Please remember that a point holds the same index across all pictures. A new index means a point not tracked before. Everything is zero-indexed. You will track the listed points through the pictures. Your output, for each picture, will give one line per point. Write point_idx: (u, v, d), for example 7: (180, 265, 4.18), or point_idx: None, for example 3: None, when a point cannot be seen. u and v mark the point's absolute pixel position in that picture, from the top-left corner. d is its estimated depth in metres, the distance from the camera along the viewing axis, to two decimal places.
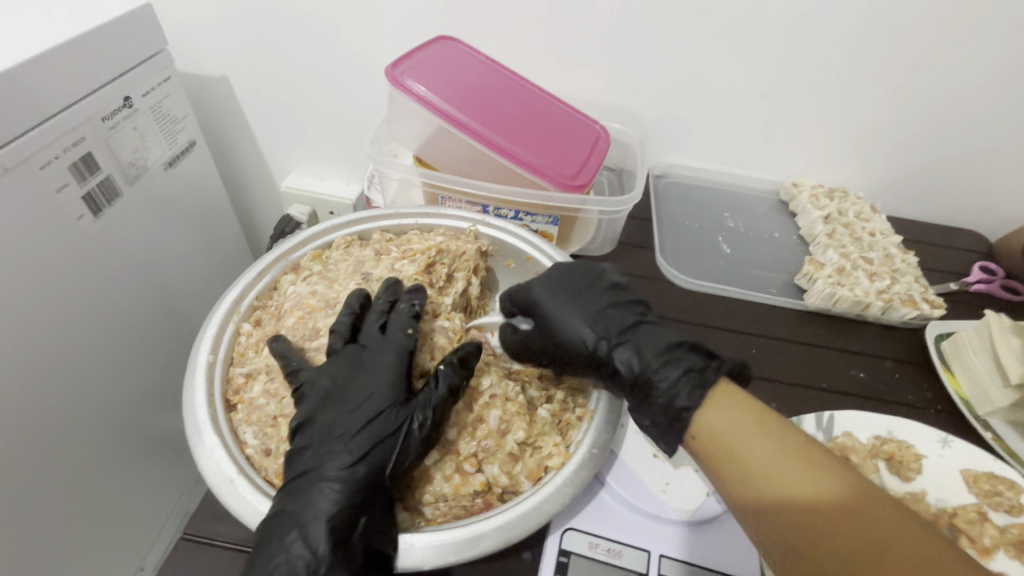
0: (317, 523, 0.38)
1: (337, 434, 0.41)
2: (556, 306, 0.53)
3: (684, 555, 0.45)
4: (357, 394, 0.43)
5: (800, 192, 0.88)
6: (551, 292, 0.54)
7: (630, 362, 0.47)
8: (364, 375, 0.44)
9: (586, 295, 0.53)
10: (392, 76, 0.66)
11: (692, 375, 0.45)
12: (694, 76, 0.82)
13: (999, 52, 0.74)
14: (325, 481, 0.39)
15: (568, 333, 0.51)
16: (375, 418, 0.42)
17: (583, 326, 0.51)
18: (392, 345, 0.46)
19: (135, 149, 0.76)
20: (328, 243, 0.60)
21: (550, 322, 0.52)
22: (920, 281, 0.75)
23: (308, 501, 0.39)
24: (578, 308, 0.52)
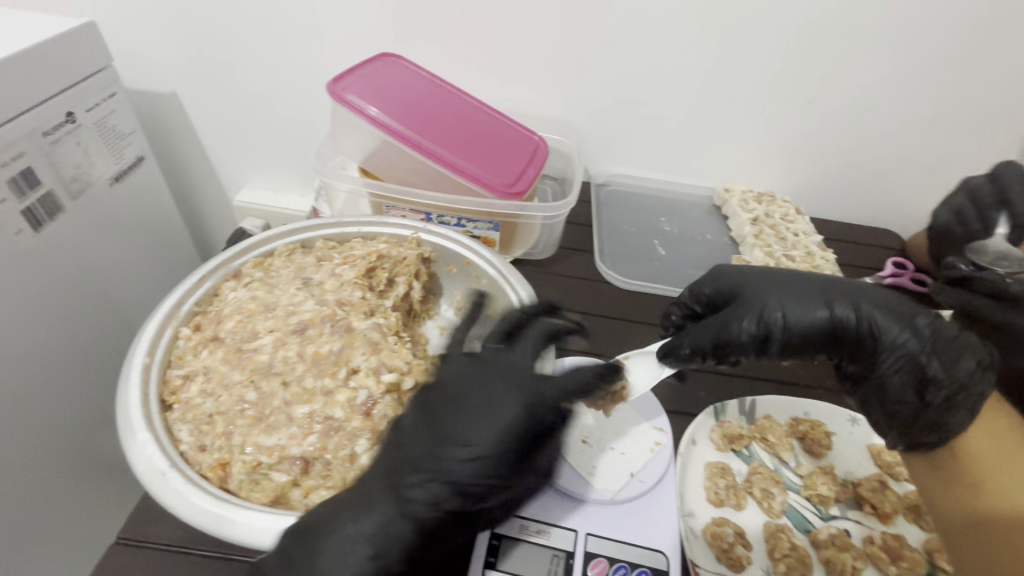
0: (359, 543, 0.39)
1: (422, 458, 0.43)
2: (762, 283, 0.54)
3: (609, 533, 0.48)
4: (481, 399, 0.45)
5: (731, 197, 0.94)
6: (749, 277, 0.55)
7: (887, 334, 0.49)
8: (468, 397, 0.45)
9: (802, 276, 0.55)
10: (334, 91, 0.69)
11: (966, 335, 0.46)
12: (628, 91, 0.88)
13: (893, 68, 0.83)
14: (368, 510, 0.41)
15: (798, 305, 0.51)
16: (437, 441, 0.43)
17: (800, 301, 0.52)
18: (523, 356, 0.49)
19: (78, 164, 0.76)
20: (270, 252, 0.62)
21: (768, 299, 0.52)
22: (837, 276, 0.81)
23: (353, 519, 0.40)
24: (800, 285, 0.53)
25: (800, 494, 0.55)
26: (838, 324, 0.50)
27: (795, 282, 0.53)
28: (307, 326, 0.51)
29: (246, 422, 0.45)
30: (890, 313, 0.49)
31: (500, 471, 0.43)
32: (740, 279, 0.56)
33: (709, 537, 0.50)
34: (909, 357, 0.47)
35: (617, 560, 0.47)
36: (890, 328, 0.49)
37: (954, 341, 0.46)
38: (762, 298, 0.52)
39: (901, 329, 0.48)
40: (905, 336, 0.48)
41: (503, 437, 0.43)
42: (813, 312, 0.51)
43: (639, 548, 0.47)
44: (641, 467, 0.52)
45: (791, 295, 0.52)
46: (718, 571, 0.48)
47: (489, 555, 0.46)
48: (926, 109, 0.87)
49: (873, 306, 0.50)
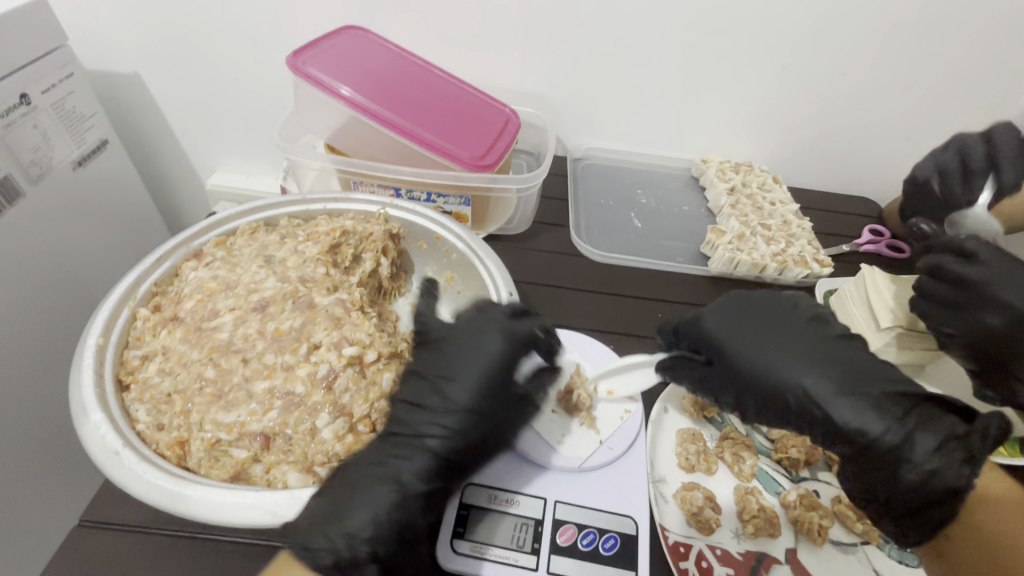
0: (393, 487, 0.42)
1: (432, 408, 0.45)
2: (740, 339, 0.51)
3: (577, 500, 0.48)
4: (465, 360, 0.47)
5: (708, 167, 0.93)
6: (737, 326, 0.52)
7: (865, 430, 0.45)
8: (455, 353, 0.48)
9: (792, 330, 0.51)
10: (294, 65, 0.67)
11: (949, 444, 0.44)
12: (602, 61, 0.86)
13: (870, 31, 0.81)
14: (375, 460, 0.43)
15: (783, 369, 0.48)
16: (437, 396, 0.46)
17: (784, 361, 0.48)
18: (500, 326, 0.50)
19: (37, 148, 0.74)
20: (233, 230, 0.61)
21: (743, 360, 0.50)
22: (813, 244, 0.81)
23: (377, 467, 0.42)
24: (789, 340, 0.50)
25: (771, 457, 0.56)
26: (806, 403, 0.47)
27: (781, 332, 0.51)
28: (267, 303, 0.50)
29: (205, 399, 0.45)
30: (867, 399, 0.46)
31: (488, 426, 0.46)
32: (718, 329, 0.52)
33: (679, 501, 0.50)
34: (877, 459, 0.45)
35: (585, 526, 0.47)
36: (861, 415, 0.45)
37: (940, 443, 0.44)
38: (743, 359, 0.50)
39: (882, 424, 0.45)
40: (884, 436, 0.44)
41: (485, 385, 0.46)
42: (794, 379, 0.48)
43: (607, 513, 0.47)
44: (610, 434, 0.53)
45: (772, 352, 0.49)
46: (688, 534, 0.48)
47: (457, 526, 0.46)
48: (903, 73, 0.86)
49: (863, 391, 0.46)
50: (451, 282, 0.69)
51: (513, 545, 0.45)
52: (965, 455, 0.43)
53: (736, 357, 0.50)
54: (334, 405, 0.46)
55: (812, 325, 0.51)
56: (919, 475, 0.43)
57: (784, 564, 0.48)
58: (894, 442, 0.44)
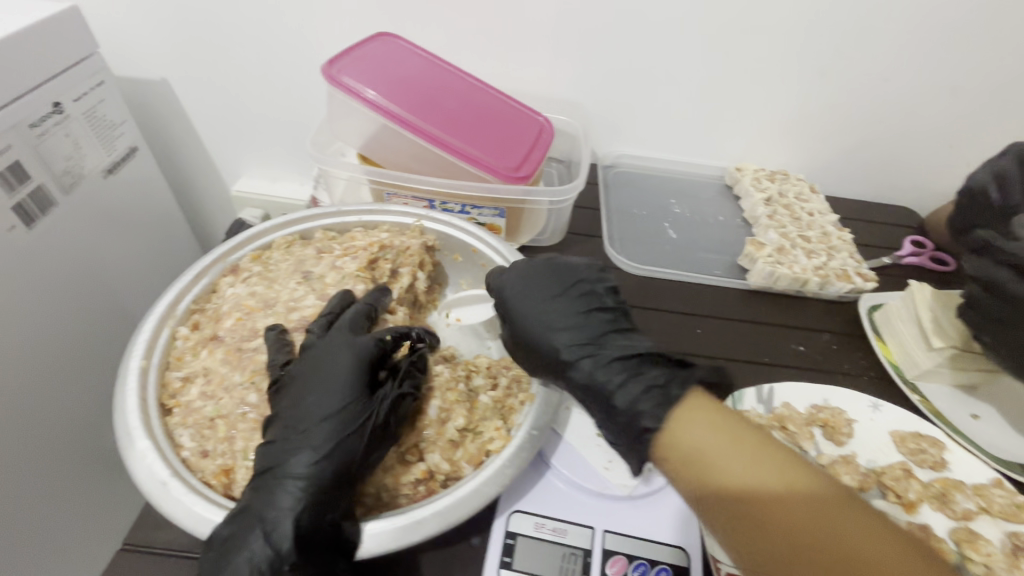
0: (279, 519, 0.39)
1: (305, 429, 0.42)
2: (529, 306, 0.52)
3: (626, 529, 0.47)
4: (322, 377, 0.44)
5: (743, 175, 0.91)
6: (515, 288, 0.54)
7: (598, 377, 0.47)
8: (314, 375, 0.44)
9: (552, 292, 0.53)
10: (329, 74, 0.66)
11: (652, 392, 0.45)
12: (636, 67, 0.84)
13: (916, 36, 0.79)
14: (270, 487, 0.40)
15: (544, 329, 0.51)
16: (294, 419, 0.42)
17: (535, 324, 0.51)
18: (349, 343, 0.46)
19: (69, 156, 0.73)
20: (268, 244, 0.60)
21: (528, 323, 0.52)
22: (855, 256, 0.78)
23: (268, 497, 0.40)
24: (553, 305, 0.52)
25: None
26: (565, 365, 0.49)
27: (552, 298, 0.52)
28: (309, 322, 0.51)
29: (250, 425, 0.45)
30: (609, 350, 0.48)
31: (352, 452, 0.41)
32: (505, 292, 0.54)
33: None
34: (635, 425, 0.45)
35: (635, 557, 0.45)
36: (586, 366, 0.48)
37: (640, 391, 0.45)
38: (521, 322, 0.52)
39: (614, 370, 0.47)
40: (614, 381, 0.47)
41: (337, 403, 0.43)
42: (552, 342, 0.50)
43: (657, 544, 0.46)
44: None
45: (548, 322, 0.51)
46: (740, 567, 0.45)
47: (504, 555, 0.45)
48: (948, 80, 0.83)
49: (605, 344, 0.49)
50: None
51: None
52: (662, 402, 0.44)
53: (524, 323, 0.52)
54: (280, 426, 0.42)
55: (573, 289, 0.52)
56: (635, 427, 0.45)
57: None
58: (621, 386, 0.46)
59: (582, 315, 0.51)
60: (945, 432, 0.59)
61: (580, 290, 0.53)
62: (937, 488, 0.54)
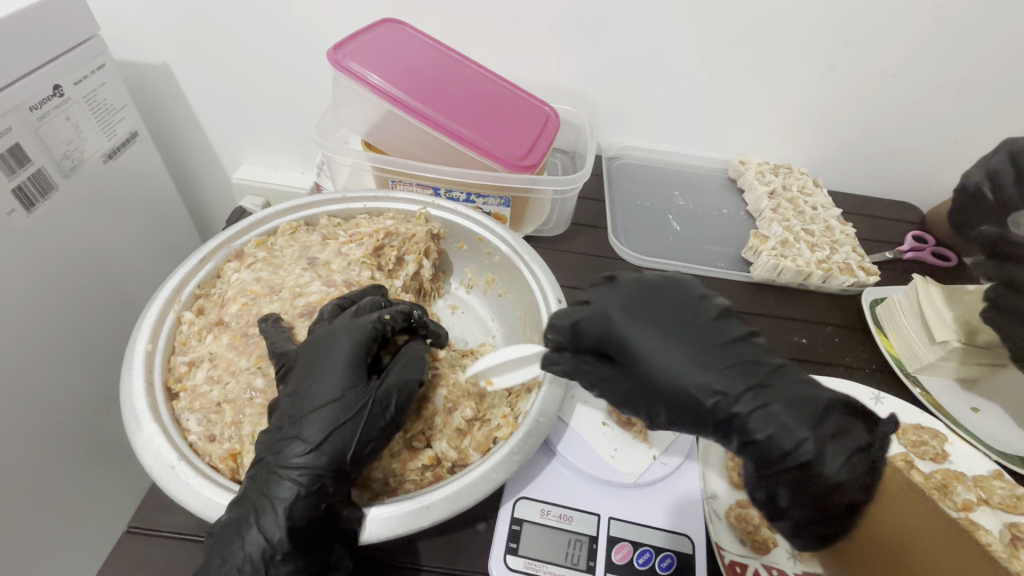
0: (273, 510, 0.38)
1: (301, 418, 0.40)
2: (652, 339, 0.43)
3: (631, 516, 0.47)
4: (321, 365, 0.42)
5: (747, 169, 0.91)
6: (639, 321, 0.44)
7: (774, 439, 0.38)
8: (316, 363, 0.43)
9: (690, 322, 0.43)
10: (335, 60, 0.65)
11: (859, 455, 0.38)
12: (642, 58, 0.84)
13: (924, 30, 0.78)
14: (265, 476, 0.39)
15: (681, 369, 0.41)
16: (295, 411, 0.41)
17: (680, 369, 0.41)
18: (350, 328, 0.44)
19: (69, 140, 0.72)
20: (273, 230, 0.59)
21: (656, 363, 0.42)
22: (858, 250, 0.79)
23: (263, 487, 0.39)
24: (689, 339, 0.42)
25: None
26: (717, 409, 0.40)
27: (686, 326, 0.43)
28: (315, 308, 0.50)
29: (256, 410, 0.44)
30: (791, 406, 0.39)
31: (350, 444, 0.40)
32: (625, 329, 0.44)
33: (734, 519, 0.47)
34: (830, 498, 0.38)
35: (640, 544, 0.46)
36: (759, 425, 0.39)
37: (853, 455, 0.37)
38: (649, 361, 0.42)
39: (798, 435, 0.38)
40: (803, 449, 0.37)
41: (334, 392, 0.41)
42: (694, 387, 0.41)
43: (662, 531, 0.46)
44: (663, 449, 0.51)
45: (687, 356, 0.41)
46: (743, 553, 0.46)
47: (510, 541, 0.45)
48: (954, 75, 0.83)
49: (783, 393, 0.39)
50: (491, 284, 0.68)
51: (568, 563, 0.44)
52: (870, 468, 0.38)
53: (647, 363, 0.42)
54: (281, 416, 0.41)
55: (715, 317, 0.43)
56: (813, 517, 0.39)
57: None
58: (817, 450, 0.37)
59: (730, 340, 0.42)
60: (945, 426, 0.59)
61: (712, 310, 0.44)
62: (938, 479, 0.55)
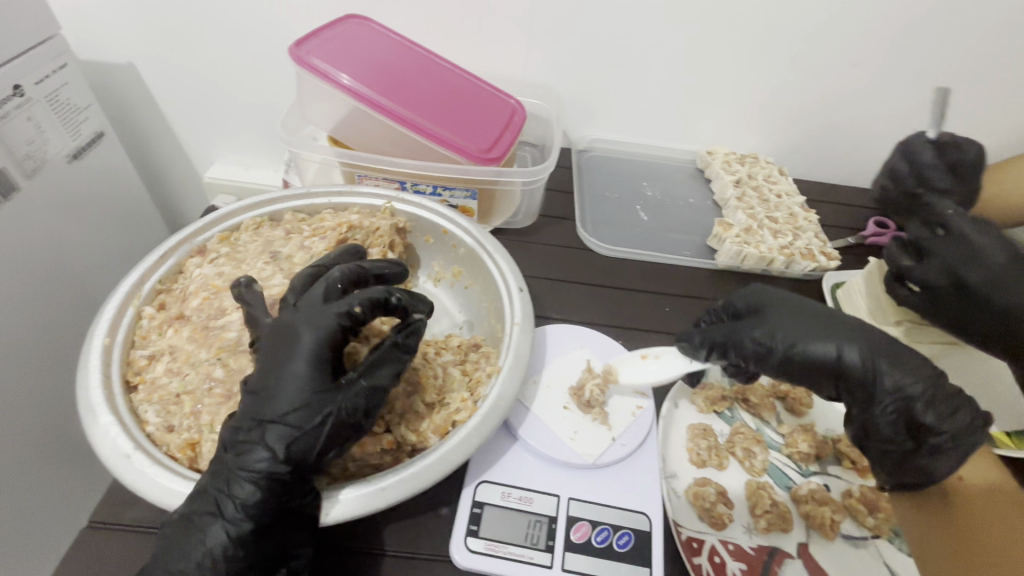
0: (235, 511, 0.38)
1: (264, 422, 0.40)
2: (789, 313, 0.52)
3: (590, 496, 0.48)
4: (286, 365, 0.41)
5: (714, 159, 0.93)
6: (774, 300, 0.53)
7: (893, 378, 0.46)
8: (281, 363, 0.41)
9: (815, 303, 0.53)
10: (296, 56, 0.66)
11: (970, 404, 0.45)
12: (607, 51, 0.85)
13: (879, 21, 0.80)
14: (231, 473, 0.39)
15: (808, 334, 0.49)
16: (261, 415, 0.40)
17: (821, 335, 0.49)
18: (315, 323, 0.42)
19: (31, 140, 0.72)
20: (236, 226, 0.59)
21: (782, 323, 0.50)
22: (820, 236, 0.81)
23: (224, 487, 0.39)
24: (813, 315, 0.51)
25: (782, 452, 0.55)
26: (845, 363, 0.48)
27: (806, 307, 0.52)
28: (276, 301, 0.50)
29: (215, 399, 0.45)
30: (898, 354, 0.47)
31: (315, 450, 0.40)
32: (768, 303, 0.53)
33: (691, 497, 0.49)
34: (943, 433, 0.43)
35: (599, 522, 0.47)
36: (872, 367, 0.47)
37: (956, 395, 0.45)
38: (780, 324, 0.51)
39: (910, 377, 0.46)
40: (914, 385, 0.45)
41: (300, 394, 0.40)
42: (821, 345, 0.49)
43: (621, 510, 0.48)
44: (622, 430, 0.53)
45: (807, 322, 0.50)
46: (700, 529, 0.48)
47: (471, 524, 0.46)
48: (910, 65, 0.85)
49: (894, 349, 0.48)
50: (458, 276, 0.68)
51: (527, 543, 0.45)
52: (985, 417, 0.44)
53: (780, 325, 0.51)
54: (246, 409, 0.41)
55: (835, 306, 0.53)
56: (943, 438, 0.43)
57: (796, 559, 0.47)
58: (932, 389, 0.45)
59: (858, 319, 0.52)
60: None
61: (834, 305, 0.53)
62: None
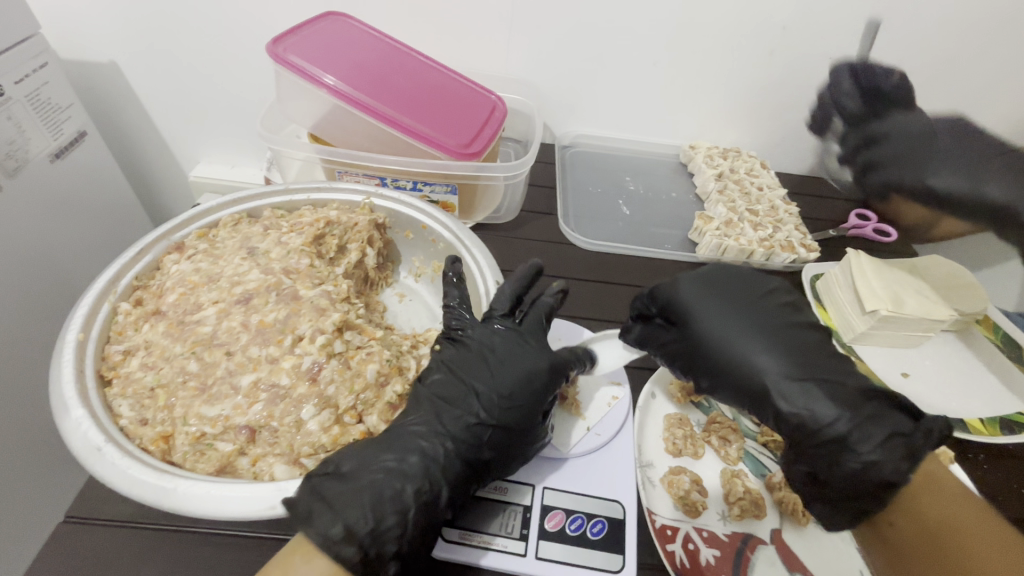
0: (425, 483, 0.42)
1: (466, 417, 0.46)
2: (720, 319, 0.52)
3: (565, 485, 0.49)
4: (480, 373, 0.49)
5: (697, 153, 0.93)
6: (711, 303, 0.53)
7: (814, 412, 0.46)
8: (497, 367, 0.49)
9: (759, 311, 0.53)
10: (274, 53, 0.66)
11: (894, 440, 0.45)
12: (589, 47, 0.85)
13: (858, 14, 0.81)
14: (417, 448, 0.43)
15: (738, 348, 0.50)
16: (469, 408, 0.47)
17: (749, 349, 0.50)
18: (535, 349, 0.51)
19: (12, 139, 0.71)
20: (214, 223, 0.60)
21: (712, 333, 0.52)
22: (800, 229, 0.81)
23: (428, 458, 0.43)
24: (747, 320, 0.52)
25: (757, 441, 0.56)
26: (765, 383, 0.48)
27: (745, 309, 0.53)
28: (251, 295, 0.51)
29: (189, 393, 0.45)
30: (825, 384, 0.47)
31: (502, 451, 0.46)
32: (697, 306, 0.54)
33: (666, 484, 0.50)
34: (858, 471, 0.45)
35: (573, 511, 0.47)
36: (791, 397, 0.47)
37: (884, 437, 0.45)
38: (710, 335, 0.52)
39: (835, 412, 0.46)
40: (836, 424, 0.45)
41: (503, 403, 0.47)
42: (750, 360, 0.49)
43: (594, 499, 0.48)
44: (597, 421, 0.54)
45: (738, 331, 0.51)
46: (675, 517, 0.49)
47: None
48: (889, 58, 0.85)
49: (829, 381, 0.48)
50: (438, 272, 0.69)
51: (502, 532, 0.46)
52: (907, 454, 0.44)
53: (707, 336, 0.52)
54: (433, 400, 0.47)
55: (779, 307, 0.53)
56: (851, 470, 0.45)
57: (769, 545, 0.48)
58: (850, 426, 0.45)
59: (794, 323, 0.52)
60: None
61: (781, 300, 0.54)
62: None
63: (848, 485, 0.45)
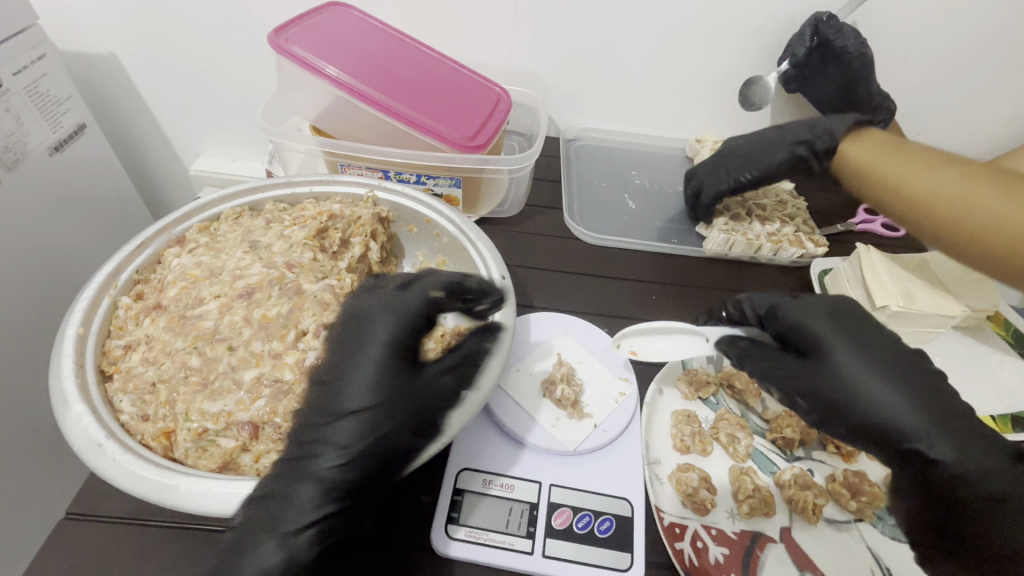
0: (304, 509, 0.39)
1: (335, 419, 0.42)
2: (858, 354, 0.48)
3: (572, 483, 0.49)
4: (351, 366, 0.44)
5: (702, 147, 0.92)
6: (844, 334, 0.49)
7: (966, 469, 0.43)
8: (357, 360, 0.45)
9: (890, 345, 0.49)
10: (276, 43, 0.65)
11: None
12: (595, 39, 0.84)
13: None
14: (312, 470, 0.40)
15: (881, 388, 0.46)
16: (341, 414, 0.42)
17: (895, 390, 0.46)
18: (404, 314, 0.47)
19: (10, 133, 0.70)
20: (216, 216, 0.59)
21: (851, 369, 0.47)
22: (807, 223, 0.80)
23: (296, 477, 0.40)
24: (882, 359, 0.48)
25: (766, 438, 0.55)
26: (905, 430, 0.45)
27: (875, 345, 0.49)
28: (253, 290, 0.50)
29: (191, 388, 0.45)
30: (973, 435, 0.44)
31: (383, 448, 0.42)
32: (831, 337, 0.49)
33: (675, 482, 0.50)
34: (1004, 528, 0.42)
35: (580, 509, 0.47)
36: (939, 446, 0.44)
37: None
38: (850, 371, 0.47)
39: (987, 469, 0.43)
40: (989, 482, 0.43)
41: (376, 387, 0.43)
42: (894, 404, 0.45)
43: (602, 496, 0.48)
44: (604, 417, 0.53)
45: (874, 370, 0.47)
46: (683, 514, 0.48)
47: (452, 510, 0.46)
48: None
49: (976, 435, 0.44)
50: (442, 266, 0.68)
51: (508, 529, 0.45)
52: None
53: (846, 372, 0.47)
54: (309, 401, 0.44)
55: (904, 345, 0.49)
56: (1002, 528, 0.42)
57: (778, 543, 0.47)
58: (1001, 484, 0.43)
59: (920, 365, 0.48)
60: None
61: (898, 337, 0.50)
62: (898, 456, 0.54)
63: (994, 544, 0.42)
